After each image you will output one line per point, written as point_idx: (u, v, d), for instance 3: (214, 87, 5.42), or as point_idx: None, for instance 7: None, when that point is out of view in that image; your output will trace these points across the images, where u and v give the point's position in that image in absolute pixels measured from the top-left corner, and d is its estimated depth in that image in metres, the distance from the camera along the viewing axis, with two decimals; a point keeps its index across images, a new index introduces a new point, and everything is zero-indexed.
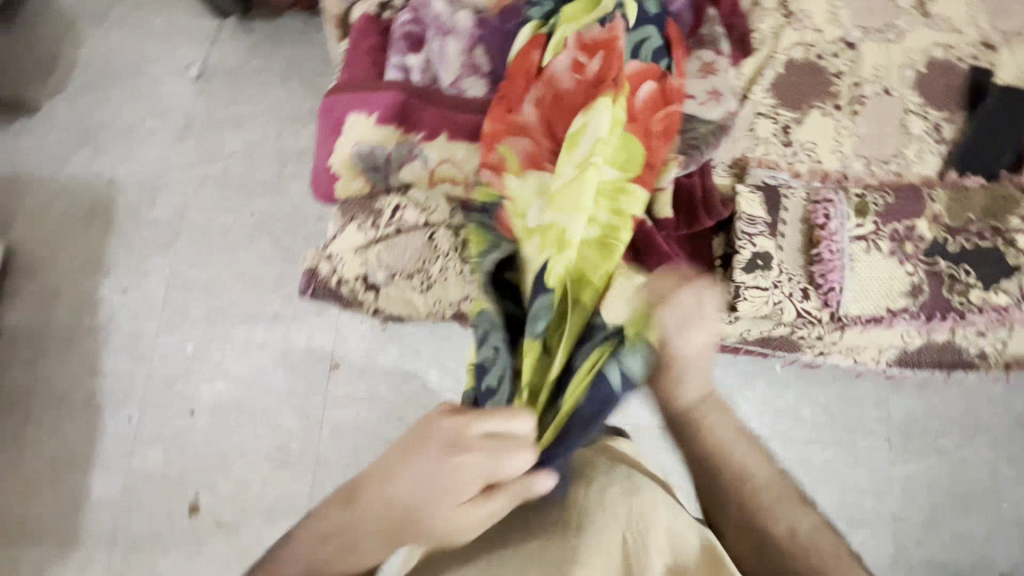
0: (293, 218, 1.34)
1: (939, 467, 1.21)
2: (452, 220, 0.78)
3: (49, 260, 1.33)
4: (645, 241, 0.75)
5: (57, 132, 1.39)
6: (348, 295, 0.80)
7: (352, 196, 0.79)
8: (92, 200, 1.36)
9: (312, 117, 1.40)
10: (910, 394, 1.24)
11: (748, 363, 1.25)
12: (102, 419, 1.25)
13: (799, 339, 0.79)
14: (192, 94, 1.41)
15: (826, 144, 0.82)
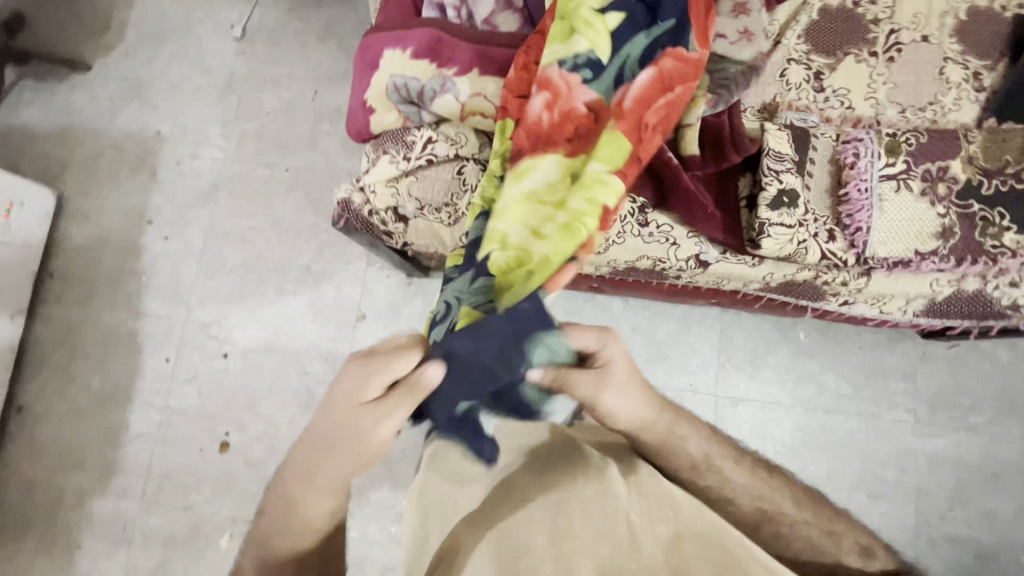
0: (326, 174, 1.39)
1: (967, 443, 1.18)
2: (482, 156, 0.81)
3: (98, 207, 1.41)
4: (670, 179, 0.77)
5: (109, 88, 1.47)
6: (380, 225, 0.83)
7: (384, 129, 0.82)
8: (139, 152, 1.43)
9: (347, 77, 1.44)
10: (939, 367, 1.21)
11: (770, 329, 1.25)
12: (143, 357, 1.33)
13: (822, 285, 0.80)
14: (235, 53, 1.47)
15: (860, 91, 0.81)
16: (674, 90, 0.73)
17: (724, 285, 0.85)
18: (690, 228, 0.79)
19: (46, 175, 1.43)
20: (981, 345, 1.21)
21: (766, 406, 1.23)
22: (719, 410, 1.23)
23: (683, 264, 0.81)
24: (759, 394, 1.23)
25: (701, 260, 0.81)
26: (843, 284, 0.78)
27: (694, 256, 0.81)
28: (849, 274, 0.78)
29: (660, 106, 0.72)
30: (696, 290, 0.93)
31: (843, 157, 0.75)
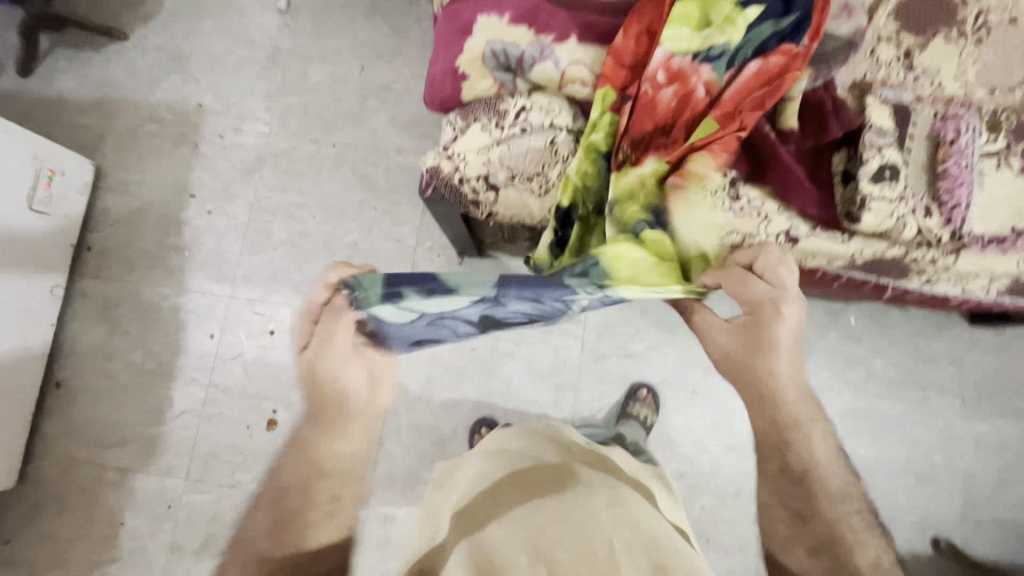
0: (373, 151, 1.36)
1: (1012, 429, 1.20)
2: (575, 126, 0.80)
3: (138, 180, 1.37)
4: (769, 151, 0.78)
5: (148, 58, 1.43)
6: (468, 194, 0.82)
7: (477, 97, 0.81)
8: (180, 124, 1.39)
9: (394, 54, 1.41)
10: (986, 353, 1.23)
11: (822, 314, 1.25)
12: (185, 333, 1.30)
13: (910, 263, 0.80)
14: (279, 27, 1.43)
15: (950, 70, 0.81)
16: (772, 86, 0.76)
17: (808, 263, 0.84)
18: (783, 202, 0.80)
19: (83, 147, 1.39)
20: None
21: (818, 389, 1.23)
22: None
23: (774, 239, 0.81)
24: (811, 378, 1.24)
25: (791, 236, 0.80)
26: (932, 261, 0.79)
27: (784, 232, 0.80)
28: (938, 251, 0.78)
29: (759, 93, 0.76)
30: None
31: (943, 134, 0.76)
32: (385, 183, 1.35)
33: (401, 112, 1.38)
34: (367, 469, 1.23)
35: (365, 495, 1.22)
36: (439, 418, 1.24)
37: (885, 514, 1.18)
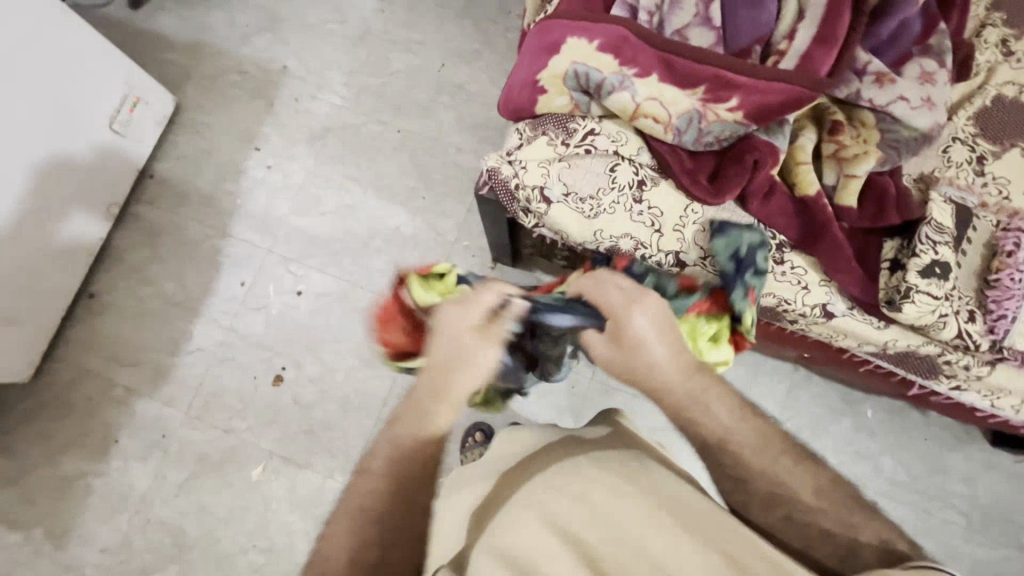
0: (434, 143, 1.41)
1: (1013, 561, 1.15)
2: (638, 159, 0.83)
3: (211, 124, 1.44)
4: (822, 223, 0.78)
5: (247, 14, 1.51)
6: (521, 200, 0.84)
7: (550, 112, 0.84)
8: (263, 81, 1.46)
9: (474, 57, 1.46)
10: (1002, 477, 1.19)
11: (839, 399, 1.23)
12: (219, 274, 1.34)
13: (942, 363, 0.79)
14: (373, 11, 1.50)
15: (1021, 183, 0.80)
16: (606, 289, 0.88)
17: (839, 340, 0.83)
18: (825, 275, 0.79)
19: (170, 83, 1.47)
20: None
21: None
22: None
23: (808, 310, 0.80)
24: None
25: (827, 310, 0.80)
26: (966, 366, 0.78)
27: (821, 304, 0.80)
28: (975, 358, 0.77)
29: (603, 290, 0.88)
30: (799, 339, 0.92)
31: (1002, 244, 0.76)
32: (438, 176, 1.38)
33: (470, 112, 1.42)
34: (358, 444, 1.24)
35: (350, 470, 1.22)
36: None
37: None
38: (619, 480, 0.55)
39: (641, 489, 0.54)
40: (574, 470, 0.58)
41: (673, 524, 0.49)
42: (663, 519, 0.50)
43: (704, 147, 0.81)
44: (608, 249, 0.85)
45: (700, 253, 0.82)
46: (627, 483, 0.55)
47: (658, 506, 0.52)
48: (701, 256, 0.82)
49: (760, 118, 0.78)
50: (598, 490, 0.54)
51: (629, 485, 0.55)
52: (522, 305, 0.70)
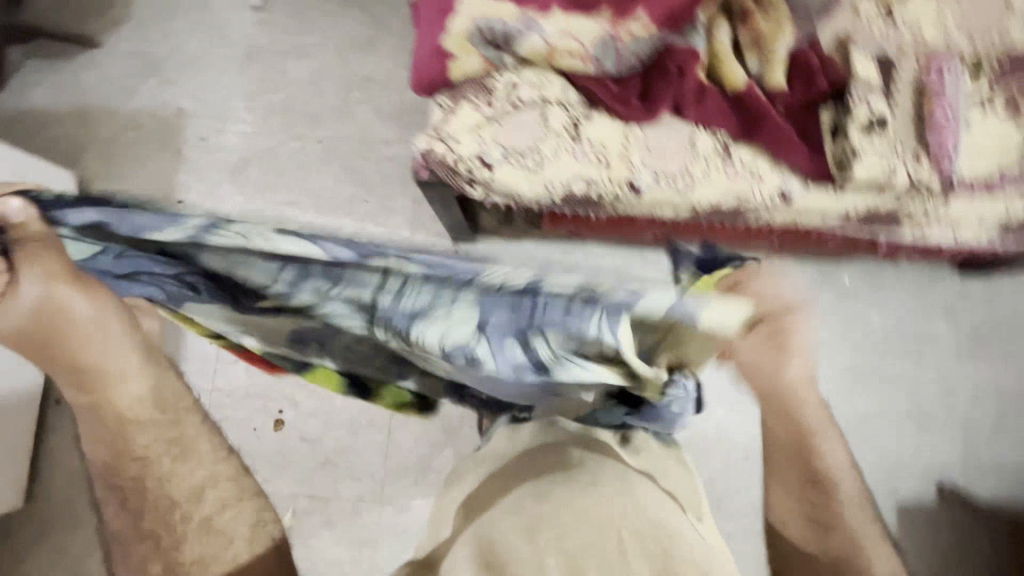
0: (361, 143, 1.35)
1: (1007, 373, 1.23)
2: (567, 98, 0.80)
3: (123, 189, 1.35)
4: (758, 113, 0.78)
5: (122, 64, 1.40)
6: (463, 174, 0.81)
7: (466, 76, 0.80)
8: (163, 130, 1.37)
9: (374, 44, 1.39)
10: (979, 303, 1.25)
11: (817, 275, 1.27)
12: (183, 339, 1.29)
13: (902, 211, 0.82)
14: (254, 24, 1.41)
15: (928, 14, 0.78)
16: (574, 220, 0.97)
17: (803, 219, 0.86)
18: (775, 162, 0.81)
19: (63, 159, 1.36)
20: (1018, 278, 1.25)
21: None
22: None
23: (767, 200, 0.82)
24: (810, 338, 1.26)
25: (785, 194, 0.82)
26: (924, 209, 0.81)
27: (778, 190, 0.82)
28: (929, 201, 0.80)
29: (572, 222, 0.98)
30: (766, 231, 0.94)
31: (928, 83, 0.75)
32: (375, 175, 1.34)
33: (386, 102, 1.36)
34: (378, 461, 1.24)
35: (379, 486, 1.22)
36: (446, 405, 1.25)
37: (888, 465, 1.21)
38: (613, 500, 0.60)
39: (633, 509, 0.60)
40: (575, 480, 0.63)
41: (658, 550, 0.55)
42: (648, 546, 0.56)
43: (627, 68, 0.78)
44: (563, 197, 0.84)
45: (652, 174, 0.81)
46: (617, 506, 0.60)
47: (646, 528, 0.58)
48: (654, 176, 0.82)
49: (672, 23, 0.78)
50: (591, 507, 0.59)
51: (622, 505, 0.60)
52: (20, 207, 0.57)
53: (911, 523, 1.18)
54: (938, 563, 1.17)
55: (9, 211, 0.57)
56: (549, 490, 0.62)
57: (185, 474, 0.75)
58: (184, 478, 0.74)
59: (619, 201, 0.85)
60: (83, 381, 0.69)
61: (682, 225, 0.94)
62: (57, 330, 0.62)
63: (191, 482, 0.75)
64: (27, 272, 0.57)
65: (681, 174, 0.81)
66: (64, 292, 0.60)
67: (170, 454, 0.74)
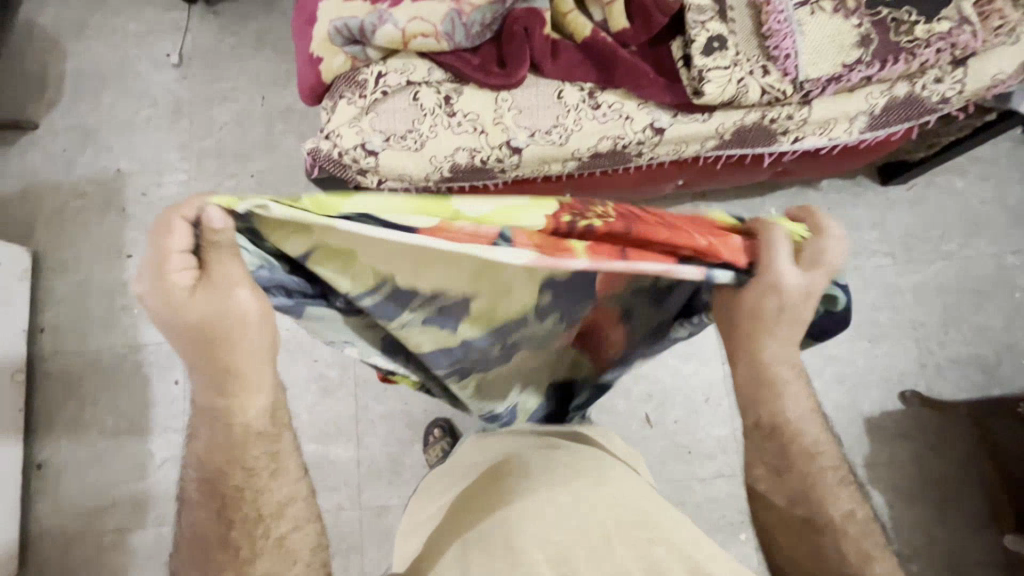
0: (290, 169, 1.41)
1: (946, 271, 1.24)
2: (433, 79, 0.86)
3: (76, 255, 1.41)
4: (610, 54, 0.83)
5: (60, 140, 1.48)
6: (352, 165, 0.86)
7: (337, 75, 0.86)
8: (106, 192, 1.44)
9: (289, 77, 1.46)
10: (904, 208, 1.27)
11: (744, 212, 1.30)
12: (151, 385, 1.33)
13: (771, 124, 0.86)
14: (176, 80, 1.49)
15: None
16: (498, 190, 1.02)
17: (684, 150, 0.89)
18: (639, 99, 0.85)
19: (17, 237, 1.43)
20: (936, 177, 1.27)
21: None
22: None
23: (641, 136, 0.86)
24: None
25: (657, 127, 0.85)
26: (789, 117, 0.85)
27: (649, 126, 0.85)
28: (791, 106, 0.84)
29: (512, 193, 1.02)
30: (659, 169, 0.97)
31: None
32: (308, 197, 1.39)
33: (308, 128, 1.43)
34: (352, 468, 1.25)
35: (356, 493, 1.24)
36: (408, 402, 1.28)
37: (848, 381, 1.22)
38: (592, 490, 0.64)
39: (614, 502, 0.63)
40: (552, 476, 0.66)
41: (644, 537, 0.59)
42: (634, 535, 0.59)
43: (479, 40, 0.85)
44: (450, 171, 0.88)
45: (527, 133, 0.86)
46: (599, 499, 0.63)
47: (630, 519, 0.61)
48: (529, 135, 0.86)
49: None
50: (570, 491, 0.63)
51: (634, 526, 0.60)
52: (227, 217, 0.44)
53: (880, 433, 1.19)
54: (913, 467, 1.17)
55: (211, 217, 0.44)
56: (518, 466, 0.70)
57: (272, 490, 0.57)
58: (271, 496, 0.57)
59: (505, 164, 0.89)
60: (218, 389, 0.53)
61: (577, 178, 0.98)
62: (214, 334, 0.49)
63: (284, 496, 0.58)
64: (213, 252, 0.46)
65: (554, 128, 0.86)
66: (229, 282, 0.48)
67: (266, 466, 0.57)
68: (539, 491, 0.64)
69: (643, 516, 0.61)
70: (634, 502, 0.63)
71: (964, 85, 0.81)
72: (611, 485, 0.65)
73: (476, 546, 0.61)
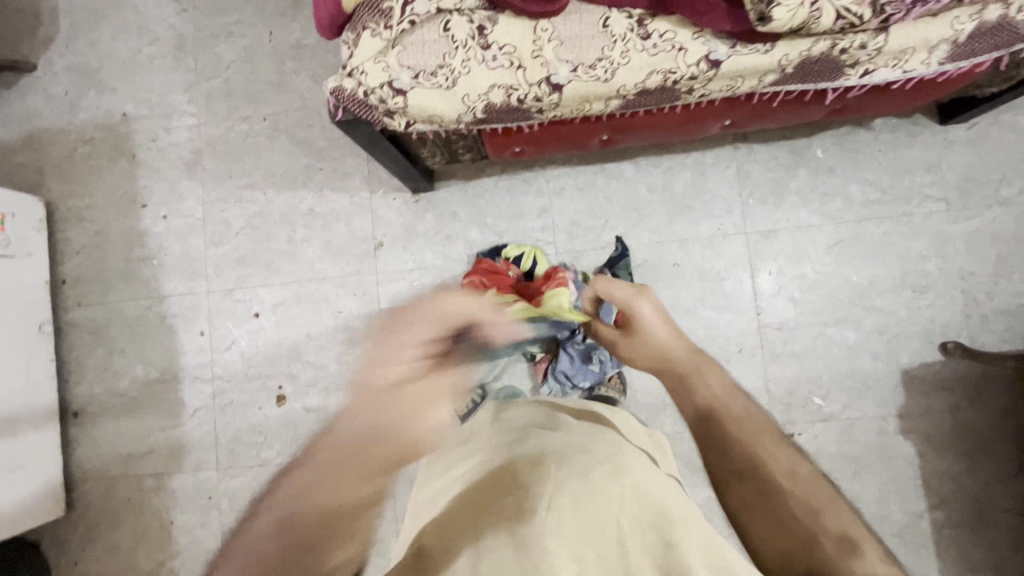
0: (305, 112, 1.33)
1: (1003, 218, 1.18)
2: (465, 4, 0.78)
3: (90, 204, 1.37)
4: None
5: (60, 82, 1.40)
6: (378, 105, 0.80)
7: (359, 1, 0.78)
8: (114, 138, 1.38)
9: (298, 8, 1.35)
10: (963, 149, 1.19)
11: (788, 153, 1.22)
12: (177, 336, 1.32)
13: (840, 55, 0.77)
14: (177, 13, 1.38)
15: None
16: (525, 130, 0.92)
17: (739, 84, 0.81)
18: (694, 27, 0.77)
19: (27, 186, 1.38)
20: (1002, 116, 1.18)
21: (800, 230, 1.21)
22: (753, 247, 1.22)
23: (694, 70, 0.78)
24: (790, 221, 1.21)
25: (712, 60, 0.78)
26: (862, 46, 0.76)
27: (703, 58, 0.77)
28: (866, 34, 0.75)
29: (538, 132, 0.93)
30: (708, 106, 0.90)
31: None
32: (325, 141, 1.32)
33: (321, 66, 1.34)
34: None
35: None
36: None
37: (888, 332, 1.18)
38: (614, 478, 0.60)
39: (638, 489, 0.60)
40: (572, 463, 0.61)
41: (657, 539, 0.56)
42: (644, 534, 0.56)
43: None
44: (485, 110, 0.81)
45: (569, 67, 0.78)
46: (614, 493, 0.58)
47: (647, 516, 0.57)
48: (572, 69, 0.78)
49: None
50: (597, 480, 0.59)
51: (652, 517, 0.57)
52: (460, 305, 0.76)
53: (916, 385, 1.17)
54: (948, 420, 1.16)
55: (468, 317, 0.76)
56: (540, 446, 0.65)
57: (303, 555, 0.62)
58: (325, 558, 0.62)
59: (544, 103, 0.82)
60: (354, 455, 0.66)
61: (617, 118, 0.91)
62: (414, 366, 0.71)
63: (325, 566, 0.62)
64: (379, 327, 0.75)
65: (599, 61, 0.78)
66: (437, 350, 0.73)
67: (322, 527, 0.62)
68: (564, 479, 0.59)
69: (661, 515, 0.58)
70: (648, 497, 0.59)
71: None
72: (633, 473, 0.61)
73: (486, 521, 0.57)
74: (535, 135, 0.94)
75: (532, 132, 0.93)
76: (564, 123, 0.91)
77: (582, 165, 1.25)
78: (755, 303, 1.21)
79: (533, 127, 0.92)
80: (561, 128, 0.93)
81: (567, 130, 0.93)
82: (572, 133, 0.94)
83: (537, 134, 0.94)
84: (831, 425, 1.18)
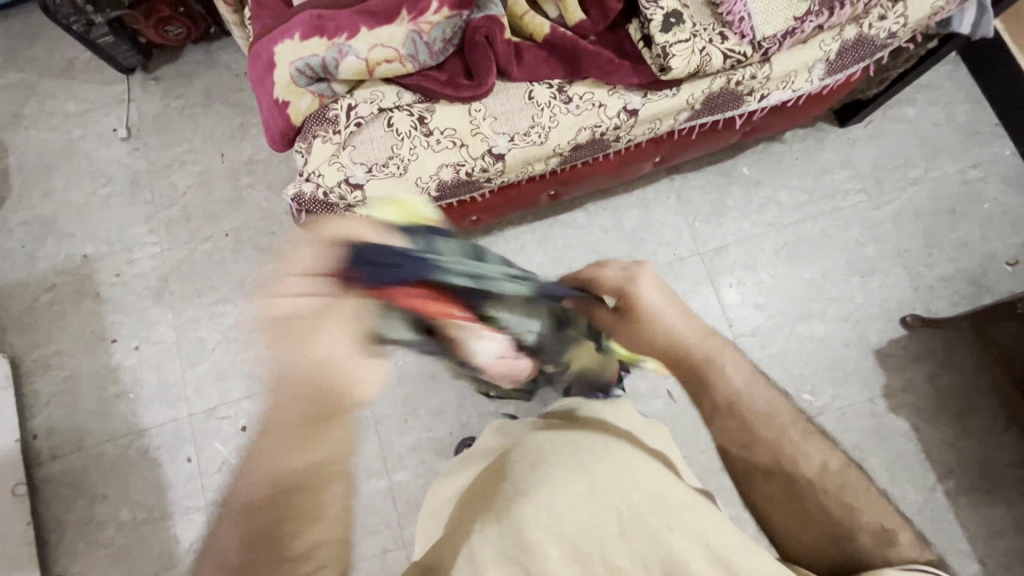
0: (265, 221, 1.38)
1: (918, 196, 1.30)
2: (403, 101, 0.86)
3: (56, 351, 1.35)
4: (573, 48, 0.85)
5: (16, 237, 1.41)
6: (338, 202, 0.85)
7: (306, 115, 0.86)
8: (75, 280, 1.38)
9: (246, 129, 1.44)
10: (867, 144, 1.33)
11: (719, 175, 1.33)
12: (161, 468, 1.27)
13: (738, 87, 0.89)
14: (129, 153, 1.45)
15: None
16: (482, 198, 0.99)
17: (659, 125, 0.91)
18: (608, 85, 0.87)
19: None
20: (890, 111, 1.33)
21: (746, 241, 1.30)
22: (710, 264, 1.29)
23: (616, 120, 0.87)
24: (736, 235, 1.30)
25: (630, 109, 0.87)
26: (753, 77, 0.88)
27: (622, 109, 0.87)
28: (753, 67, 0.87)
29: (493, 198, 1.00)
30: (637, 149, 0.99)
31: None
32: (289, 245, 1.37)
33: (274, 176, 1.41)
34: (389, 507, 1.22)
35: (398, 531, 1.21)
36: (433, 428, 1.25)
37: (852, 318, 1.25)
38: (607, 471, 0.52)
39: (633, 487, 0.52)
40: (564, 456, 0.54)
41: (658, 527, 0.49)
42: (646, 523, 0.50)
43: (442, 56, 0.86)
44: (437, 188, 0.88)
45: (507, 138, 0.86)
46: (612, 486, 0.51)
47: (646, 505, 0.51)
48: (509, 139, 0.86)
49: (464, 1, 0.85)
50: (584, 490, 0.51)
51: (661, 514, 0.50)
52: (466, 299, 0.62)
53: (890, 361, 1.23)
54: (929, 389, 1.21)
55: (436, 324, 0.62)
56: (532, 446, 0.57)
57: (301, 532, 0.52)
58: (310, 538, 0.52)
59: (491, 173, 0.89)
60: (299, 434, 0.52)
61: (561, 172, 0.99)
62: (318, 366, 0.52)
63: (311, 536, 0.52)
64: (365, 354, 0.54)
65: (532, 128, 0.86)
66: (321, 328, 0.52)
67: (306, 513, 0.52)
68: (549, 499, 0.50)
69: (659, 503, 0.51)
70: (653, 486, 0.52)
71: (907, 20, 0.86)
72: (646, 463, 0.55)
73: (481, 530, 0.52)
74: (490, 201, 1.01)
75: (488, 198, 1.00)
76: (515, 185, 0.99)
77: (537, 221, 1.32)
78: (725, 315, 1.27)
79: (488, 195, 0.99)
80: (512, 189, 1.00)
81: (518, 191, 1.01)
82: (523, 193, 1.01)
83: (493, 199, 1.00)
84: (825, 418, 1.21)
